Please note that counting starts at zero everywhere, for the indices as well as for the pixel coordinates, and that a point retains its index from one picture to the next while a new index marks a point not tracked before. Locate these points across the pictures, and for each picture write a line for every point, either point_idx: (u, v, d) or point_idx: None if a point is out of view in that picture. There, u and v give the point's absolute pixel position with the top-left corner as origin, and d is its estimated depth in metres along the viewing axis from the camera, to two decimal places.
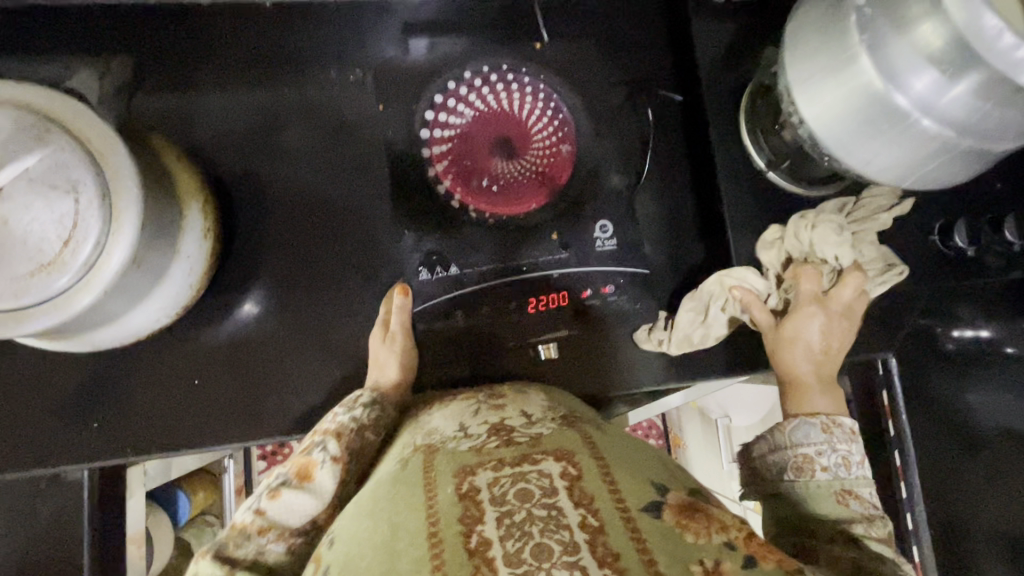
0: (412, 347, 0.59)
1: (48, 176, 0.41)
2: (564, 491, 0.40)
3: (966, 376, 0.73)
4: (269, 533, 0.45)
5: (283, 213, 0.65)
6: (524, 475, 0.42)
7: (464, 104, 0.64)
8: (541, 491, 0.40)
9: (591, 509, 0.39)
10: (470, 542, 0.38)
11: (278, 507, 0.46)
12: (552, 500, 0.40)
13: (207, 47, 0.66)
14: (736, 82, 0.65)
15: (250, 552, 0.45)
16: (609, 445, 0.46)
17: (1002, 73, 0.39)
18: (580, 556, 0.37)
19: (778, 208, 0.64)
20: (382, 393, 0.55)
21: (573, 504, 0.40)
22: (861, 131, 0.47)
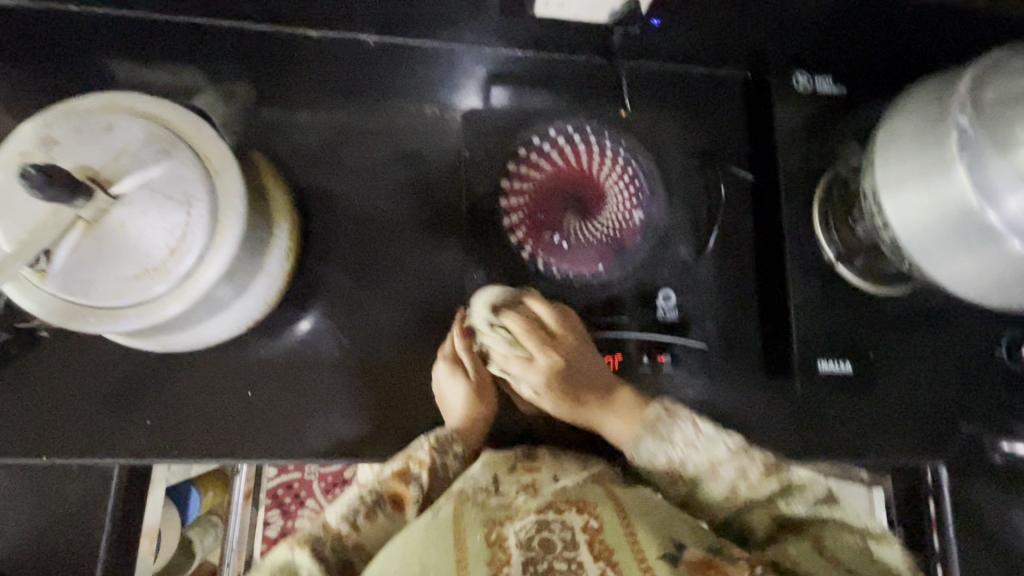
0: (489, 381, 0.62)
1: (168, 187, 0.44)
2: (585, 544, 0.44)
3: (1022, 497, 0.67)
4: (362, 550, 0.50)
5: (355, 237, 0.67)
6: (548, 524, 0.45)
7: (545, 159, 0.66)
8: (563, 544, 0.44)
9: (608, 563, 0.43)
10: None
11: (371, 530, 0.51)
12: (573, 553, 0.44)
13: (309, 73, 0.70)
14: (811, 171, 0.66)
15: (341, 560, 0.49)
16: (630, 497, 0.49)
17: None
18: None
19: (840, 300, 0.64)
20: (465, 431, 0.58)
21: (592, 559, 0.44)
22: (950, 244, 0.47)
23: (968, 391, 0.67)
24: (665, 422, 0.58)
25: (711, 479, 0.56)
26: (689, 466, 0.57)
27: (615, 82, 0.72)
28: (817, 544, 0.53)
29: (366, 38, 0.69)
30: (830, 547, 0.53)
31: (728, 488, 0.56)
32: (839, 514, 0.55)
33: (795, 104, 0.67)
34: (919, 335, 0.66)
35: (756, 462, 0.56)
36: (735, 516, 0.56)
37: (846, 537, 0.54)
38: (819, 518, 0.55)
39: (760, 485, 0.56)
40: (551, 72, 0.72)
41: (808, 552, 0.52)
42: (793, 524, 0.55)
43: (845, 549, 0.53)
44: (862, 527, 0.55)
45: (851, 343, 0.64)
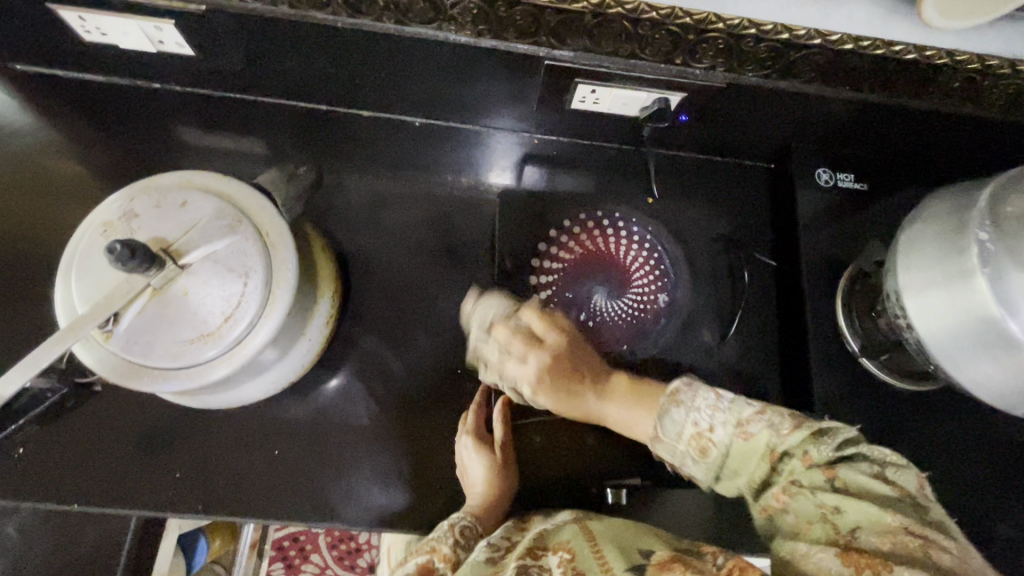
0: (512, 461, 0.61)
1: (229, 259, 0.48)
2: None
3: None
4: None
5: (389, 302, 0.71)
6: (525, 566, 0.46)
7: (574, 242, 0.70)
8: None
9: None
10: None
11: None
12: None
13: (359, 145, 0.76)
14: (832, 262, 0.68)
15: None
16: (608, 528, 0.48)
17: None
18: None
19: (861, 394, 0.64)
20: (487, 507, 0.58)
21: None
22: (974, 352, 0.48)
23: (1010, 496, 0.64)
24: (688, 391, 0.50)
25: (740, 455, 0.46)
26: (744, 463, 0.46)
27: (644, 169, 0.76)
28: (828, 463, 0.44)
29: (414, 119, 0.76)
30: (866, 492, 0.42)
31: (760, 450, 0.45)
32: (859, 445, 0.45)
33: (817, 199, 0.70)
34: (948, 433, 0.65)
35: (784, 416, 0.46)
36: (776, 459, 0.45)
37: (884, 520, 0.40)
38: (847, 452, 0.44)
39: (780, 417, 0.46)
40: (582, 156, 0.77)
41: (816, 479, 0.43)
42: (823, 455, 0.44)
43: (848, 470, 0.43)
44: (867, 453, 0.45)
45: (874, 438, 0.63)
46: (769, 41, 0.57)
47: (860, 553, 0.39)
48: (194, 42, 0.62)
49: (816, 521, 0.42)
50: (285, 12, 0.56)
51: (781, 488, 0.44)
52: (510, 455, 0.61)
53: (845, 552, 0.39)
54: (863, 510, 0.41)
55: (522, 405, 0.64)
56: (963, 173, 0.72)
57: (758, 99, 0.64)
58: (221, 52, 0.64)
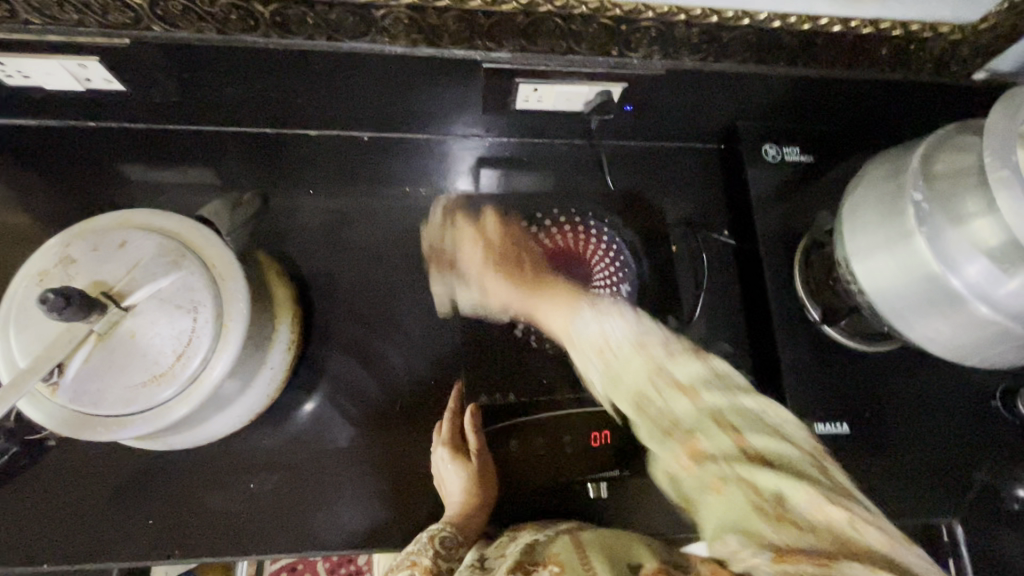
0: (489, 472, 0.61)
1: (175, 296, 0.47)
2: None
3: None
4: None
5: (355, 319, 0.70)
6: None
7: (535, 241, 0.71)
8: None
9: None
10: None
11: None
12: None
13: (309, 162, 0.75)
14: (788, 234, 0.69)
15: None
16: (599, 542, 0.49)
17: None
18: None
19: (828, 360, 0.65)
20: (465, 520, 0.59)
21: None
22: (922, 309, 0.49)
23: (979, 442, 0.66)
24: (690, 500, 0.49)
25: (632, 357, 0.54)
26: (616, 360, 0.55)
27: (597, 162, 0.77)
28: (736, 429, 0.45)
29: (364, 135, 0.75)
30: (773, 458, 0.43)
31: (648, 360, 0.53)
32: (764, 407, 0.48)
33: (768, 175, 0.71)
34: (914, 387, 0.66)
35: (686, 346, 0.54)
36: (669, 401, 0.49)
37: (803, 494, 0.40)
38: (743, 410, 0.47)
39: (681, 364, 0.51)
40: (535, 153, 0.77)
41: (725, 448, 0.44)
42: (719, 413, 0.46)
43: (758, 436, 0.45)
44: (778, 427, 0.47)
45: (844, 402, 0.65)
46: (700, 25, 0.57)
47: (798, 553, 0.37)
48: (122, 77, 0.61)
49: (731, 483, 0.42)
50: (214, 39, 0.56)
51: (691, 456, 0.45)
52: (488, 464, 0.62)
53: (781, 551, 0.38)
54: (773, 477, 0.41)
55: (497, 410, 0.63)
56: (903, 133, 0.73)
57: (697, 84, 0.65)
58: (154, 84, 0.62)
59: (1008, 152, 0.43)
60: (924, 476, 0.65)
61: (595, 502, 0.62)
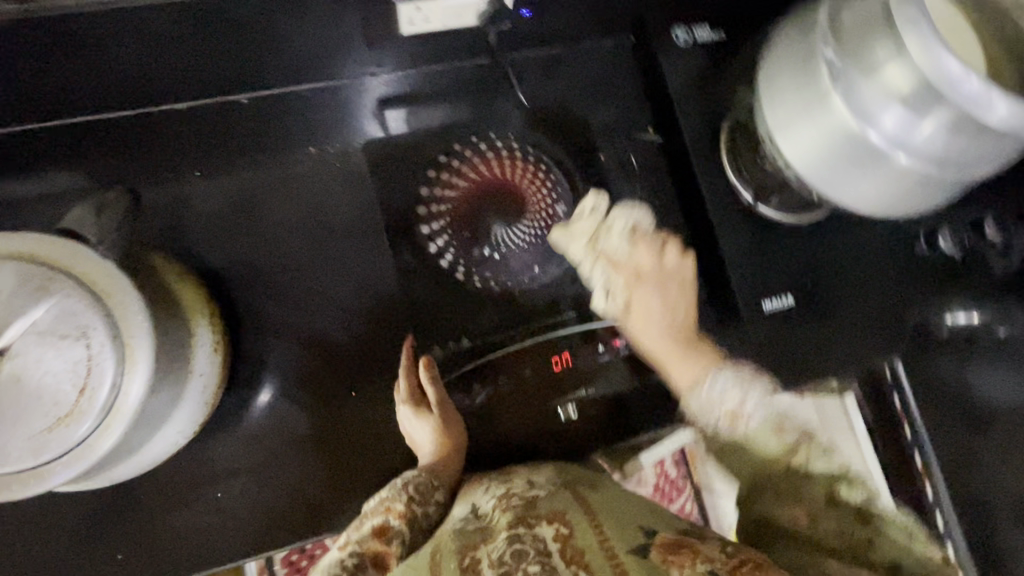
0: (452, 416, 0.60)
1: (57, 325, 0.41)
2: (556, 553, 0.45)
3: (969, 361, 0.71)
4: None
5: (286, 302, 0.65)
6: (518, 535, 0.47)
7: (457, 175, 0.65)
8: (538, 551, 0.45)
9: (582, 564, 0.44)
10: (463, 563, 0.46)
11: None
12: (545, 558, 0.45)
13: (182, 139, 0.64)
14: (711, 119, 0.67)
15: None
16: (602, 497, 0.52)
17: (964, 112, 0.41)
18: (553, 566, 0.44)
19: (768, 239, 0.65)
20: (440, 468, 0.58)
21: (566, 563, 0.44)
22: (847, 169, 0.48)
23: (909, 284, 0.69)
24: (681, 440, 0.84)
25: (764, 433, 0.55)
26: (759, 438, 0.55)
27: (505, 78, 0.70)
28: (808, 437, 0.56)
29: (238, 98, 0.64)
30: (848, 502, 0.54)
31: (782, 442, 0.55)
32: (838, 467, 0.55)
33: (683, 61, 0.68)
34: (848, 247, 0.68)
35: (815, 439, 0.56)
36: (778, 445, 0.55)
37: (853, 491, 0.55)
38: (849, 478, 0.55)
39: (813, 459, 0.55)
40: (437, 82, 0.70)
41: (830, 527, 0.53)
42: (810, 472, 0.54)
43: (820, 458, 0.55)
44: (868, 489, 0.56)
45: (788, 275, 0.66)
46: None
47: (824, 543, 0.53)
48: None
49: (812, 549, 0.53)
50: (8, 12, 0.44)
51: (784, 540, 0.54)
52: (449, 411, 0.61)
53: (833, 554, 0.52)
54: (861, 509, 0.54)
55: (454, 358, 0.62)
56: None
57: None
58: None
59: None
60: (863, 326, 0.69)
61: (568, 425, 0.63)
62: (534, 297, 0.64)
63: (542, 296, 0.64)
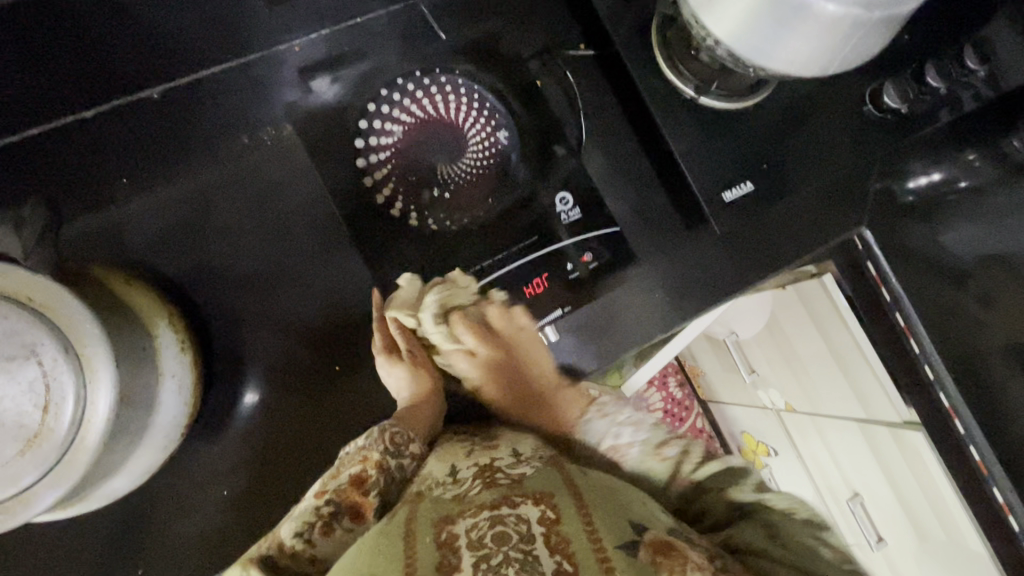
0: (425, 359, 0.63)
1: (4, 348, 0.39)
2: (541, 537, 0.45)
3: (936, 221, 0.73)
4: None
5: (248, 284, 0.68)
6: (503, 518, 0.46)
7: (391, 121, 0.65)
8: (520, 536, 0.45)
9: (566, 556, 0.44)
10: (441, 536, 0.46)
11: (329, 543, 0.51)
12: (528, 546, 0.44)
13: (95, 151, 0.59)
14: (639, 21, 0.65)
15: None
16: (587, 480, 0.52)
17: None
18: (534, 547, 0.44)
19: (717, 131, 0.64)
20: (419, 414, 0.60)
21: (549, 552, 0.44)
22: (776, 32, 0.47)
23: (865, 150, 0.69)
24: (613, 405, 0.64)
25: None
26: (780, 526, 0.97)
27: (422, 21, 0.67)
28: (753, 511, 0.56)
29: (148, 94, 0.58)
30: None
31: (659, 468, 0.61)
32: None
33: None
34: (800, 125, 0.67)
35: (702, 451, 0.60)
36: None
37: None
38: None
39: None
40: (351, 38, 0.66)
41: None
42: None
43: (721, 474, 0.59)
44: None
45: (743, 164, 0.65)
46: None
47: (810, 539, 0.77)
48: None
49: None
50: None
51: None
52: (424, 359, 0.63)
53: None
54: None
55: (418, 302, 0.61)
56: None
57: None
58: None
59: None
60: (822, 202, 0.70)
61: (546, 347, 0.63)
62: (489, 225, 0.64)
63: (503, 220, 0.64)
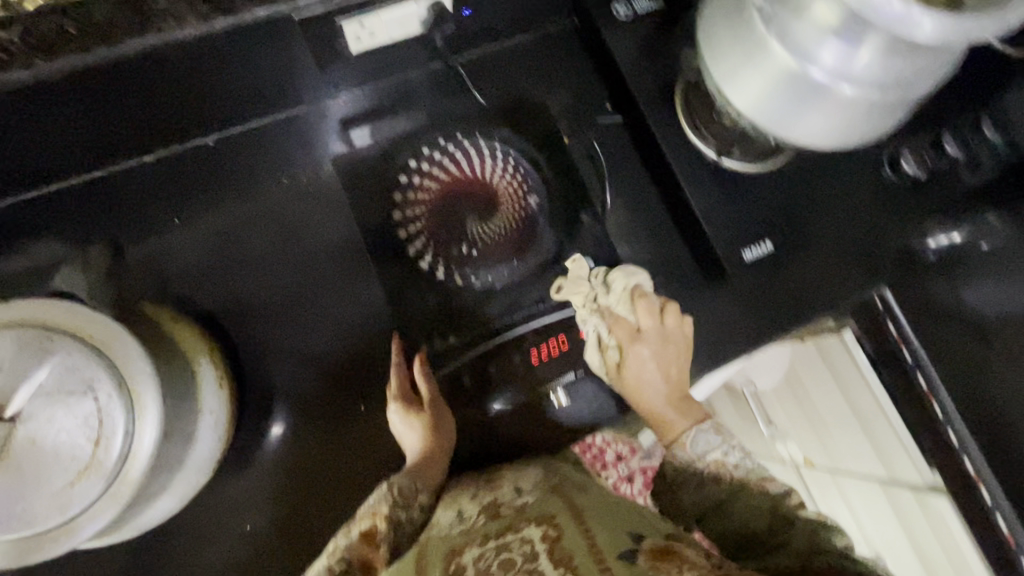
0: (443, 411, 0.62)
1: (62, 383, 0.42)
2: (544, 555, 0.45)
3: (959, 275, 0.72)
4: None
5: (284, 318, 0.69)
6: (506, 545, 0.48)
7: (429, 178, 0.67)
8: (524, 558, 0.45)
9: (571, 567, 0.43)
10: (447, 567, 0.46)
11: None
12: (532, 566, 0.44)
13: (158, 189, 0.67)
14: (666, 87, 0.68)
15: None
16: (588, 505, 0.53)
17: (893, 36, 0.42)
18: (538, 565, 0.44)
19: (740, 193, 0.67)
20: (426, 463, 0.60)
21: (553, 565, 0.44)
22: (797, 108, 0.50)
23: (883, 213, 0.71)
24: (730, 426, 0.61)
25: None
26: None
27: (460, 82, 0.72)
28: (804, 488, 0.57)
29: (206, 141, 0.66)
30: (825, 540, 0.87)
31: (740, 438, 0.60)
32: None
33: (627, 36, 0.69)
34: (820, 187, 0.69)
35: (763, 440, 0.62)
36: None
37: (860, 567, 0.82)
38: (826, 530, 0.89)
39: None
40: (393, 95, 0.72)
41: None
42: None
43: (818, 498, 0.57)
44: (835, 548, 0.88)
45: (764, 225, 0.67)
46: None
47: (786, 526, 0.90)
48: None
49: None
50: None
51: None
52: (442, 412, 0.62)
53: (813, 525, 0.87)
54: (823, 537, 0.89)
55: (443, 355, 0.63)
56: None
57: None
58: None
59: None
60: (844, 260, 0.71)
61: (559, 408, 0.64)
62: (516, 283, 0.65)
63: (531, 277, 0.65)
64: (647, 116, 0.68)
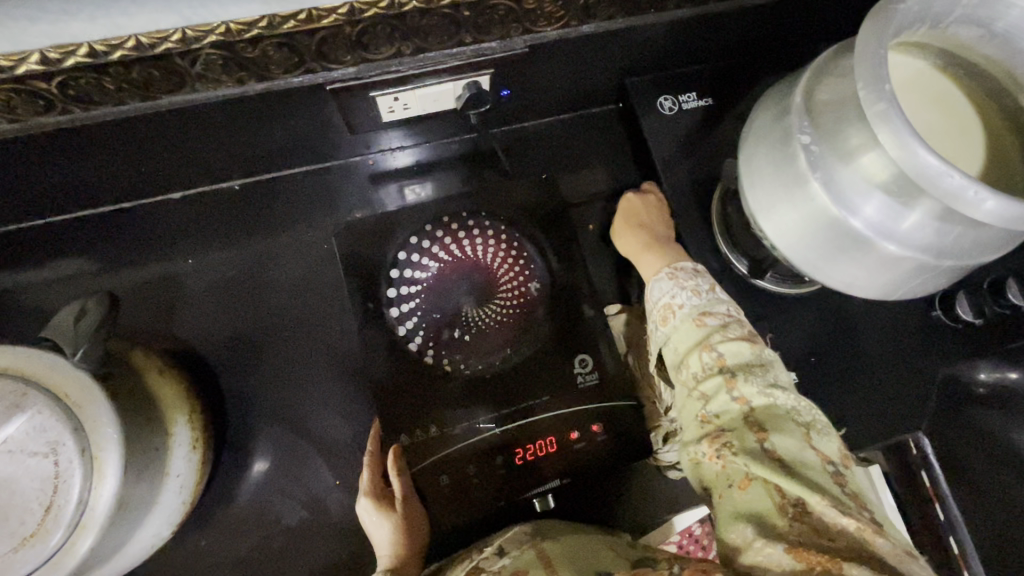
0: (415, 506, 0.59)
1: (27, 443, 0.42)
2: None
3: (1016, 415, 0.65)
4: None
5: (274, 378, 0.64)
6: None
7: (429, 256, 0.64)
8: None
9: None
10: None
11: None
12: None
13: (180, 226, 0.66)
14: (701, 187, 0.65)
15: None
16: (564, 554, 0.49)
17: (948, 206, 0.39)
18: None
19: (764, 311, 0.63)
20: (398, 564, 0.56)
21: None
22: (834, 256, 0.46)
23: (930, 349, 0.64)
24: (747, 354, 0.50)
25: None
26: None
27: (491, 154, 0.71)
28: (761, 426, 0.45)
29: (232, 183, 0.67)
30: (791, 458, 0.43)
31: (703, 335, 0.51)
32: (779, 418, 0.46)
33: (669, 130, 0.65)
34: (857, 313, 0.64)
35: (743, 328, 0.52)
36: None
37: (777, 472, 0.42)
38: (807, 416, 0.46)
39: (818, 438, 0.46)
40: (423, 158, 0.70)
41: (787, 448, 0.44)
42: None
43: (780, 436, 0.44)
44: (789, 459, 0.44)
45: (786, 348, 0.63)
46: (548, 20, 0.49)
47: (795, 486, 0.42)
48: None
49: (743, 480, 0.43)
50: (10, 129, 0.46)
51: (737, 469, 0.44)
52: (416, 510, 0.59)
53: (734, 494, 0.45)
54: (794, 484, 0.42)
55: (420, 446, 0.59)
56: (807, 45, 0.66)
57: (574, 45, 0.55)
58: None
59: (881, 80, 0.38)
60: (892, 399, 0.63)
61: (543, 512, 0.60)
62: (504, 376, 0.62)
63: (529, 368, 0.62)
64: (677, 215, 0.64)
